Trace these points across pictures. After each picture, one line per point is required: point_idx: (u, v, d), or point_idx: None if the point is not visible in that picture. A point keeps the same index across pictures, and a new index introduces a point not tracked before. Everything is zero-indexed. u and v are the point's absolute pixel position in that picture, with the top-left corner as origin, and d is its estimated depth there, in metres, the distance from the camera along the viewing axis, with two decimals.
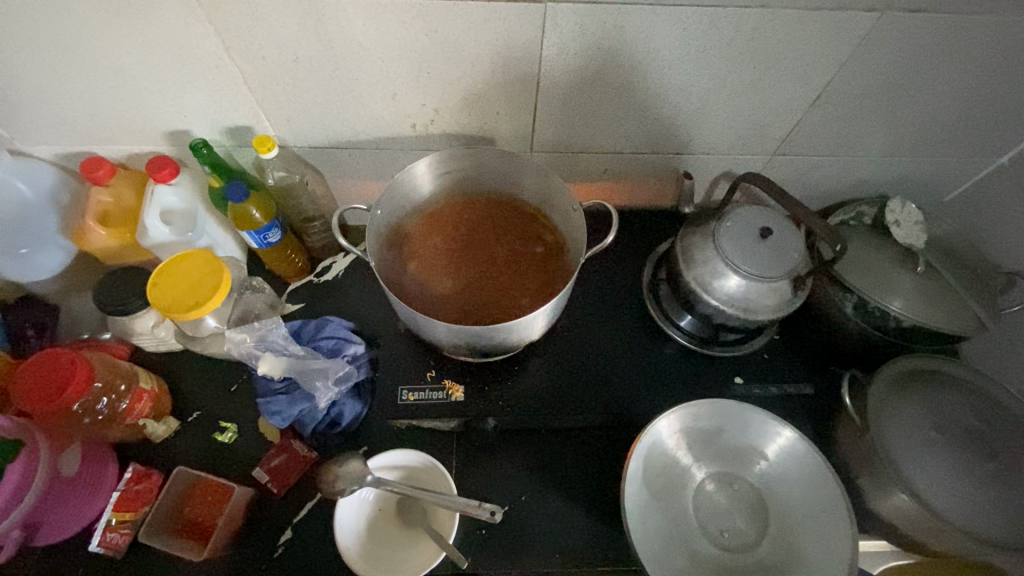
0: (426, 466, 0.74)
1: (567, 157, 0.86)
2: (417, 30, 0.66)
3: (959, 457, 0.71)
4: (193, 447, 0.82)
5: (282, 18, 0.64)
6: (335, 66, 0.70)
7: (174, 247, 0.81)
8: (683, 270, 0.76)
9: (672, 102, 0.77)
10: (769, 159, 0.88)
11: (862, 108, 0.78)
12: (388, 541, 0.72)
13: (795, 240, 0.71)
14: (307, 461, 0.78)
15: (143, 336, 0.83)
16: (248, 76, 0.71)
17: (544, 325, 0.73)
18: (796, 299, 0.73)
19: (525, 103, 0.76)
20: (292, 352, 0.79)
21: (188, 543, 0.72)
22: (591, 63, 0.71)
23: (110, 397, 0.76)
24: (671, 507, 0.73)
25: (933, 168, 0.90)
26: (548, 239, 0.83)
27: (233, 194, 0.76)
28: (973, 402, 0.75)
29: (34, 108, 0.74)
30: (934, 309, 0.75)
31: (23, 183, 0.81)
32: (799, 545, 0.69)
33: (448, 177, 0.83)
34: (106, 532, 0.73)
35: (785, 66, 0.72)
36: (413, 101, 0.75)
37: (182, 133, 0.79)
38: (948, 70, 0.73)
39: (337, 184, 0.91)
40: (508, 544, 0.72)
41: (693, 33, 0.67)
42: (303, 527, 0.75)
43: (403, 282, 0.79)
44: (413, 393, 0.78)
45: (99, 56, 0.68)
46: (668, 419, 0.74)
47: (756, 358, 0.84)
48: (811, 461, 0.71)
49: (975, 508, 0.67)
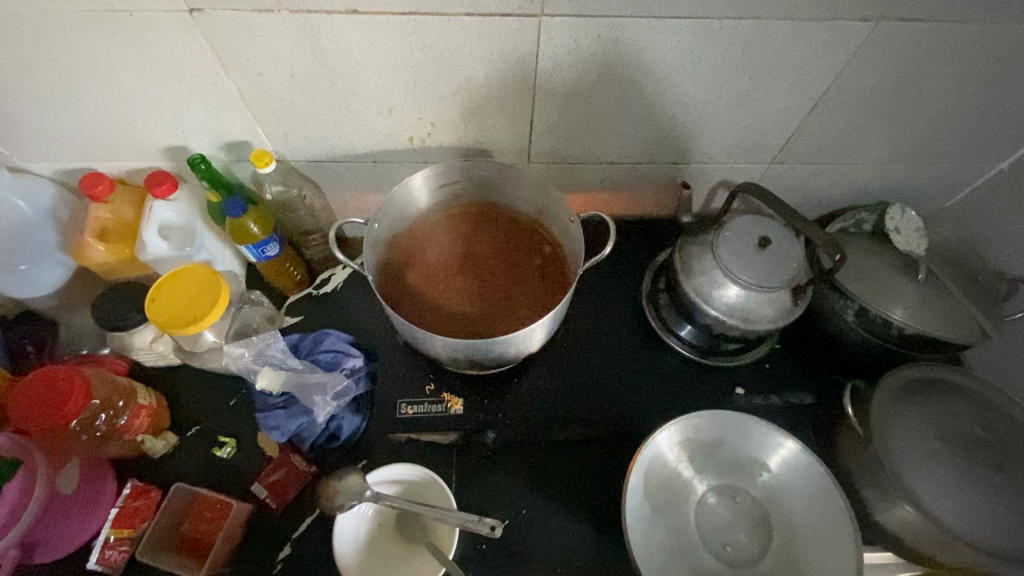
0: (426, 480, 0.74)
1: (565, 168, 0.86)
2: (412, 45, 0.66)
3: (964, 468, 0.70)
4: (191, 462, 0.81)
5: (279, 35, 0.64)
6: (332, 81, 0.70)
7: (172, 262, 0.81)
8: (683, 280, 0.75)
9: (669, 112, 0.77)
10: (767, 168, 0.87)
11: (861, 116, 0.78)
12: (387, 558, 0.71)
13: (794, 249, 0.71)
14: (306, 475, 0.78)
15: (142, 352, 0.83)
16: (246, 92, 0.71)
17: (543, 335, 0.72)
18: (797, 308, 0.73)
19: (522, 114, 0.76)
20: (291, 366, 0.78)
21: (186, 559, 0.72)
22: (588, 73, 0.71)
23: (108, 413, 0.76)
24: (673, 521, 0.72)
25: (931, 175, 0.89)
26: (547, 250, 0.82)
27: (232, 210, 0.76)
28: (977, 411, 0.74)
29: (32, 127, 0.75)
30: (937, 318, 0.74)
31: (22, 201, 0.80)
32: (803, 559, 0.69)
33: (447, 189, 0.82)
34: (104, 549, 0.72)
35: (782, 76, 0.72)
36: (409, 115, 0.75)
37: (181, 149, 0.79)
38: (945, 78, 0.72)
39: (336, 198, 0.91)
40: (509, 558, 0.71)
41: (688, 45, 0.67)
42: (302, 542, 0.74)
43: (402, 295, 0.79)
44: (412, 406, 0.79)
45: (97, 74, 0.68)
46: (668, 431, 0.73)
47: (756, 368, 0.83)
48: (814, 473, 0.70)
49: (980, 519, 0.67)
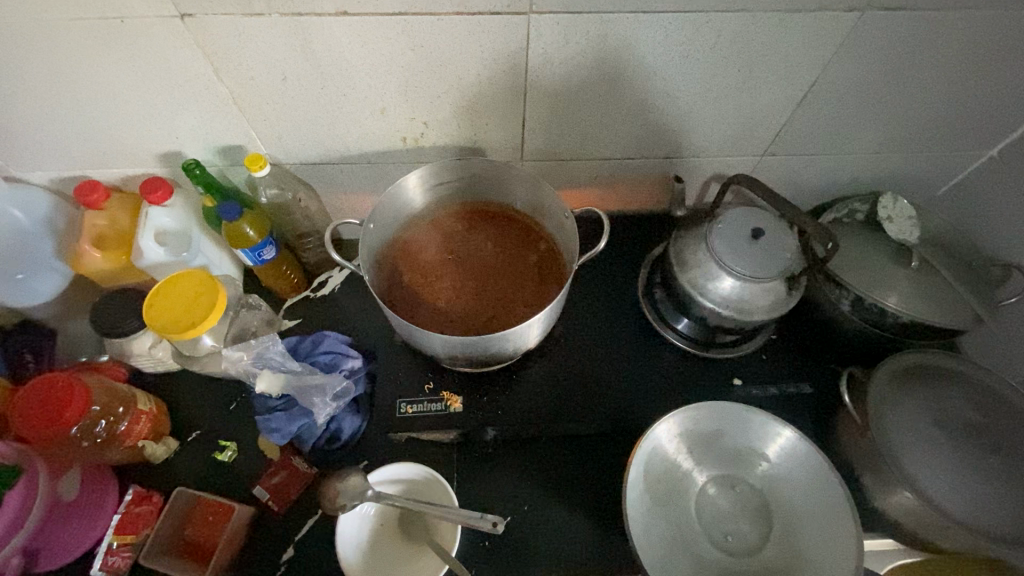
0: (427, 478, 0.74)
1: (558, 165, 0.87)
2: (403, 45, 0.66)
3: (962, 452, 0.70)
4: (193, 467, 0.82)
5: (270, 38, 0.64)
6: (324, 83, 0.70)
7: (170, 268, 0.82)
8: (677, 273, 0.76)
9: (660, 106, 0.78)
10: (759, 160, 0.88)
11: (850, 106, 0.79)
12: (390, 557, 0.71)
13: (788, 240, 0.71)
14: (309, 477, 0.78)
15: (141, 358, 0.84)
16: (238, 96, 0.72)
17: (539, 332, 0.72)
18: (792, 297, 0.73)
19: (514, 112, 0.77)
20: (290, 368, 0.79)
21: (188, 564, 0.72)
22: (578, 70, 0.71)
23: (109, 419, 0.76)
24: (673, 512, 0.73)
25: (922, 163, 0.90)
26: (542, 247, 0.83)
27: (227, 214, 0.76)
28: (973, 395, 0.75)
29: (27, 136, 0.75)
30: (930, 304, 0.75)
31: (18, 210, 0.81)
32: (804, 546, 0.69)
33: (441, 189, 0.83)
34: (106, 556, 0.72)
35: (770, 68, 0.72)
36: (402, 115, 0.76)
37: (175, 155, 0.80)
38: (931, 66, 0.73)
39: (331, 200, 0.91)
40: (511, 555, 0.71)
41: (676, 39, 0.68)
42: (306, 544, 0.75)
43: (399, 296, 0.79)
44: (411, 406, 0.79)
45: (90, 81, 0.68)
46: (668, 423, 0.74)
47: (753, 359, 0.84)
48: (812, 461, 0.70)
49: (978, 503, 0.67)
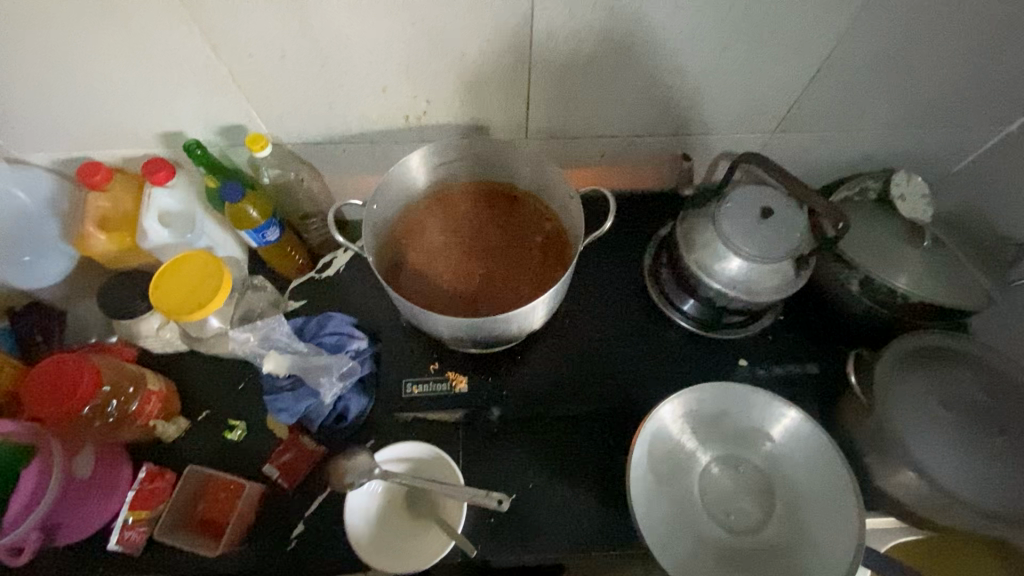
0: (433, 457, 0.75)
1: (563, 142, 0.85)
2: (403, 21, 0.65)
3: (968, 434, 0.70)
4: (203, 445, 0.83)
5: (267, 15, 0.63)
6: (323, 61, 0.69)
7: (174, 249, 0.81)
8: (684, 253, 0.75)
9: (669, 82, 0.75)
10: (769, 137, 0.86)
11: (864, 81, 0.76)
12: (398, 533, 0.73)
13: (798, 219, 0.70)
14: (316, 455, 0.79)
15: (149, 339, 0.84)
16: (237, 74, 0.70)
17: (544, 312, 0.72)
18: (799, 279, 0.72)
19: (517, 89, 0.75)
20: (296, 349, 0.79)
21: (204, 539, 0.74)
22: (584, 45, 0.69)
23: (119, 399, 0.78)
24: (677, 491, 0.74)
25: (938, 139, 0.87)
26: (547, 228, 0.82)
27: (230, 194, 0.75)
28: (981, 376, 0.74)
29: (27, 117, 0.75)
30: (941, 284, 0.74)
31: (21, 191, 0.82)
32: (806, 525, 0.70)
33: (446, 169, 0.82)
34: (123, 531, 0.74)
35: (782, 42, 0.70)
36: (404, 93, 0.74)
37: (176, 135, 0.79)
38: (949, 38, 0.70)
39: (334, 180, 0.90)
40: (516, 533, 0.72)
41: (686, 11, 0.65)
42: (315, 520, 0.76)
43: (403, 277, 0.79)
44: (417, 386, 0.81)
45: (87, 61, 0.67)
46: (672, 404, 0.74)
47: (759, 340, 0.83)
48: (817, 442, 0.70)
49: (982, 483, 0.67)
